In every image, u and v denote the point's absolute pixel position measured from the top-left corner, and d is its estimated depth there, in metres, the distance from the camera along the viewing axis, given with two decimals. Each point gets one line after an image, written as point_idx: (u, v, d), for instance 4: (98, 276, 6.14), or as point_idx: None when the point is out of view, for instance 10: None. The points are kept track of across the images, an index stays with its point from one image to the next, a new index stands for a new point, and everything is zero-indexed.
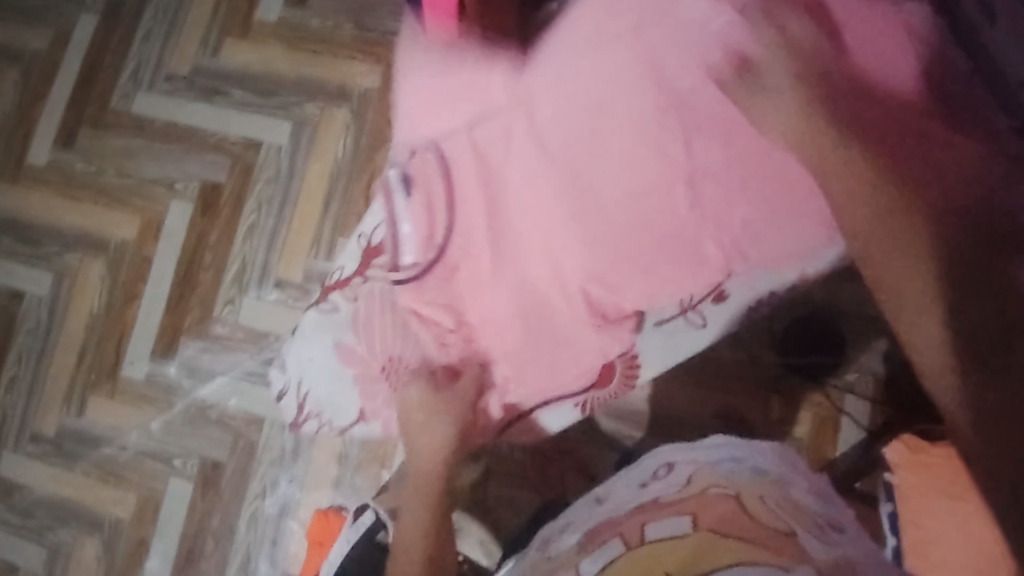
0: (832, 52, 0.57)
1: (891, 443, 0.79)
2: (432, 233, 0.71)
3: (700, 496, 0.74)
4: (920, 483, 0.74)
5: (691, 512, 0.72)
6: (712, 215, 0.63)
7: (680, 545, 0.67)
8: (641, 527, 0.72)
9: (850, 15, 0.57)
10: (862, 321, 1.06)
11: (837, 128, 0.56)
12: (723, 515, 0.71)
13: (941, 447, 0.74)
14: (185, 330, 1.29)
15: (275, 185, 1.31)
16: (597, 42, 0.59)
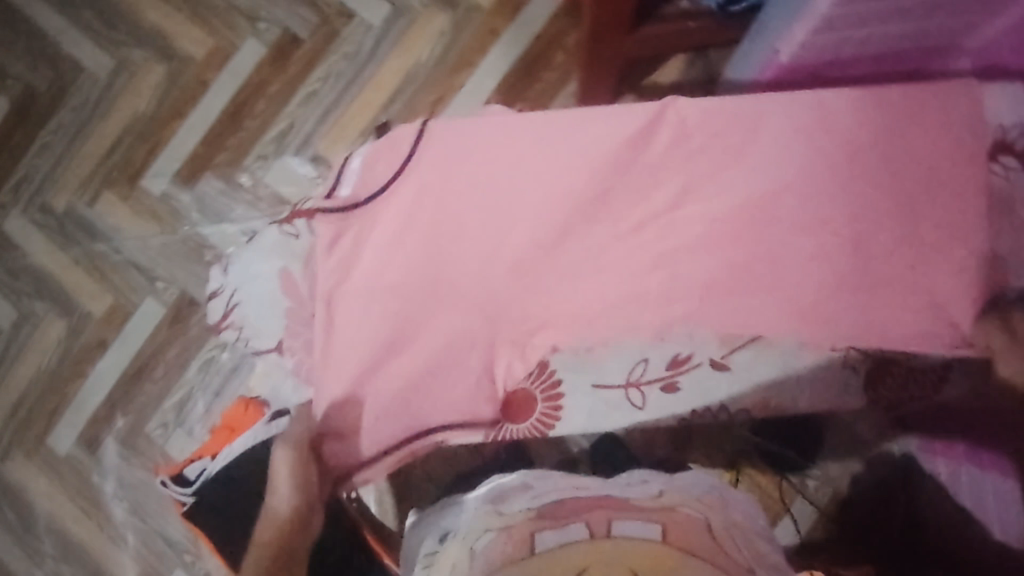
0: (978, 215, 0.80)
1: (696, 532, 0.72)
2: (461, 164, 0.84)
3: (670, 513, 0.75)
4: (681, 537, 0.70)
5: (658, 519, 0.73)
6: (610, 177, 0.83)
7: (637, 551, 0.67)
8: (608, 522, 0.71)
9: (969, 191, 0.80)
10: (851, 440, 1.09)
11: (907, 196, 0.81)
12: (689, 531, 0.72)
13: (720, 541, 0.72)
14: (212, 166, 1.33)
15: (349, 62, 1.32)
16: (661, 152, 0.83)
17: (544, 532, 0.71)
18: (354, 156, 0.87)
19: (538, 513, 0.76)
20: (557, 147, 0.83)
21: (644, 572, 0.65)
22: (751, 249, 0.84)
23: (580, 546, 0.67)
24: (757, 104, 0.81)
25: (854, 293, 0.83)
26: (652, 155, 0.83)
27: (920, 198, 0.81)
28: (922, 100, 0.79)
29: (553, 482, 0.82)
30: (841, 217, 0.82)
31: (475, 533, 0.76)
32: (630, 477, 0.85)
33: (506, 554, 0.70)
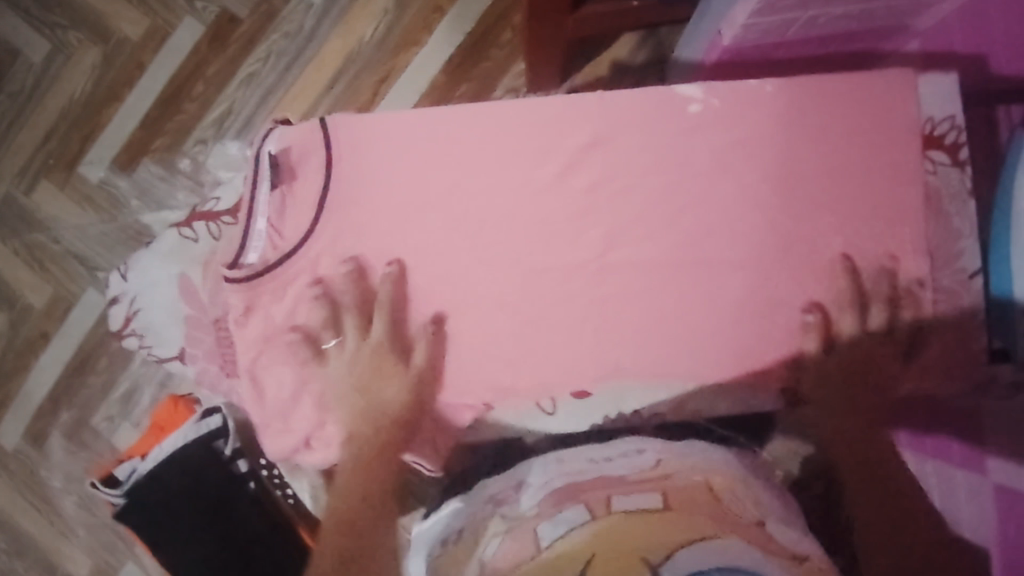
0: (951, 230, 0.68)
1: (702, 491, 0.56)
2: (343, 186, 0.66)
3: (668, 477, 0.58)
4: (693, 505, 0.54)
5: (660, 488, 0.56)
6: (540, 201, 0.66)
7: (643, 522, 0.51)
8: (607, 499, 0.55)
9: (940, 204, 0.68)
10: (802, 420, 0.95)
11: (883, 212, 0.67)
12: (694, 497, 0.55)
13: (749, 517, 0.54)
14: (151, 152, 1.27)
15: (290, 42, 1.26)
16: (597, 165, 0.67)
17: (544, 527, 0.54)
18: (258, 216, 0.65)
19: (540, 512, 0.58)
20: (470, 165, 0.66)
21: (648, 539, 0.49)
22: (723, 275, 0.66)
23: (585, 530, 0.51)
24: (661, 95, 0.67)
25: (848, 338, 0.67)
26: (578, 174, 0.66)
27: (881, 210, 0.67)
28: (853, 87, 0.67)
29: (552, 473, 0.63)
30: (807, 233, 0.67)
31: (479, 542, 0.59)
32: (625, 443, 0.65)
33: (507, 560, 0.53)
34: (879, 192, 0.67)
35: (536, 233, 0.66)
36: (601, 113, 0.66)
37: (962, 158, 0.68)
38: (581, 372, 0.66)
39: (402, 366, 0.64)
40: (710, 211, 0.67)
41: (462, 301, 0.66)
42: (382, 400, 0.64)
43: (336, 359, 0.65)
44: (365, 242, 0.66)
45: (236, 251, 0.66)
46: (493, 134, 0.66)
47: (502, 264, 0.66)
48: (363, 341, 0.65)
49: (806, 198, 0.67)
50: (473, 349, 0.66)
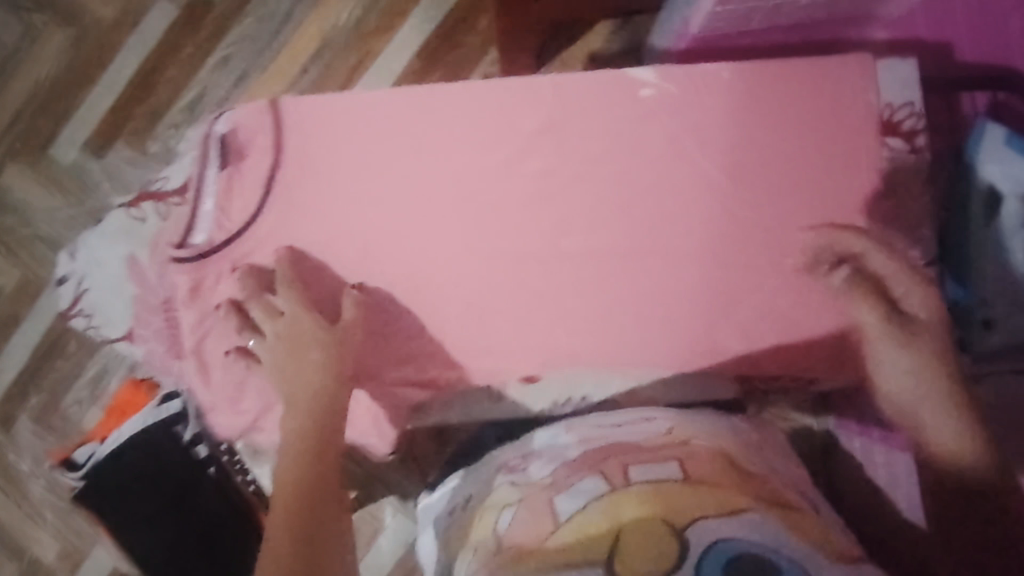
0: (909, 218, 0.67)
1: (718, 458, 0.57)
2: (292, 166, 0.65)
3: (685, 446, 0.59)
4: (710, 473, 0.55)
5: (677, 457, 0.57)
6: (488, 185, 0.66)
7: (663, 495, 0.53)
8: (623, 468, 0.56)
9: (898, 192, 0.67)
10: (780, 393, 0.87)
11: (838, 199, 0.67)
12: (712, 465, 0.57)
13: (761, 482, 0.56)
14: (123, 136, 1.24)
15: (263, 25, 1.22)
16: (548, 149, 0.66)
17: (560, 499, 0.56)
18: (206, 196, 0.65)
19: (554, 479, 0.59)
20: (419, 148, 0.65)
21: (672, 507, 0.52)
22: (674, 263, 0.66)
23: (603, 503, 0.53)
24: (614, 79, 0.66)
25: (795, 323, 0.67)
26: (528, 158, 0.66)
27: (834, 198, 0.67)
28: (808, 73, 0.67)
29: (565, 443, 0.63)
30: (759, 221, 0.66)
31: (488, 514, 0.60)
32: (632, 414, 0.65)
33: (524, 533, 0.54)
34: (833, 178, 0.67)
35: (486, 217, 0.66)
36: (553, 96, 0.66)
37: (919, 144, 0.66)
38: (525, 357, 0.67)
39: (324, 325, 0.63)
40: (663, 197, 0.66)
41: (412, 281, 0.66)
42: (309, 368, 0.62)
43: (263, 351, 0.64)
44: (311, 223, 0.65)
45: (184, 232, 0.65)
46: (441, 115, 0.65)
47: (451, 247, 0.65)
48: (277, 321, 0.63)
49: (760, 185, 0.66)
50: (422, 326, 0.67)
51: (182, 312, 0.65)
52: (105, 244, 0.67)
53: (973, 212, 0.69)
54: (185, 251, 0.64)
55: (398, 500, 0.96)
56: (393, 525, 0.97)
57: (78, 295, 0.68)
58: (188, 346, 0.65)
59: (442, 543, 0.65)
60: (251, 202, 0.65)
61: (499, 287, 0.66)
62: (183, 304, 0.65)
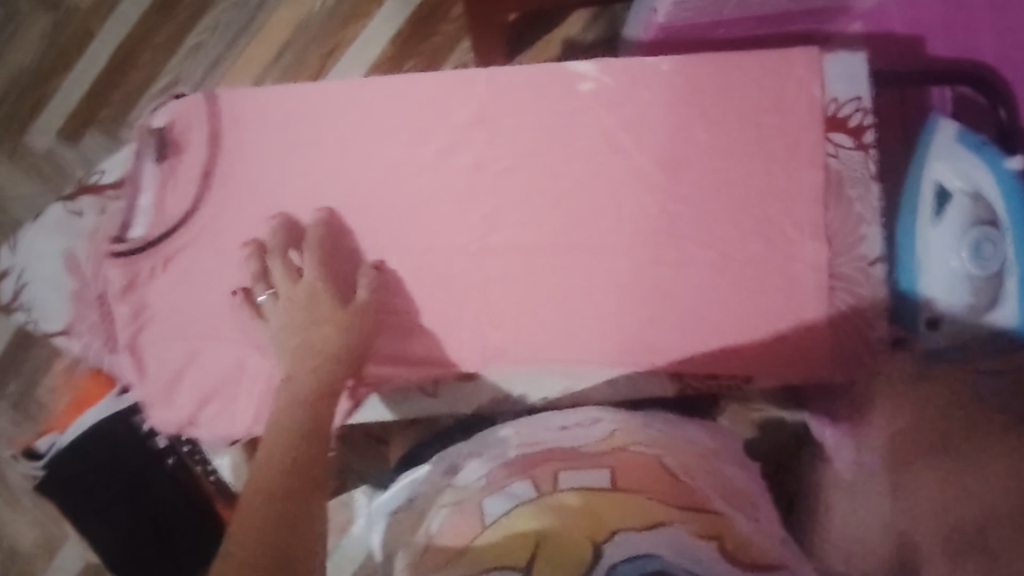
0: (854, 216, 0.65)
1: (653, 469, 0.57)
2: (227, 161, 0.65)
3: (620, 452, 0.59)
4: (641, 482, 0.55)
5: (609, 466, 0.57)
6: (425, 180, 0.65)
7: (586, 501, 0.53)
8: (554, 474, 0.56)
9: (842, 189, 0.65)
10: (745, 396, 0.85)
11: (782, 196, 0.65)
12: (646, 473, 0.56)
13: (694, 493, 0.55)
14: (97, 122, 1.19)
15: (237, 12, 1.17)
16: (485, 143, 0.65)
17: (489, 501, 0.56)
18: (144, 191, 0.65)
19: (487, 483, 0.59)
20: (355, 142, 0.64)
21: (593, 520, 0.50)
22: (608, 261, 0.65)
23: (526, 507, 0.53)
24: (551, 71, 0.65)
25: (743, 323, 0.65)
26: (463, 152, 0.65)
27: (779, 194, 0.65)
28: (752, 67, 0.66)
29: (509, 444, 0.64)
30: (698, 218, 0.65)
31: (429, 511, 0.62)
32: (583, 415, 0.65)
33: (452, 535, 0.55)
34: (777, 174, 0.65)
35: (422, 212, 0.65)
36: (486, 90, 0.64)
37: (867, 142, 0.66)
38: (459, 356, 0.65)
39: (339, 305, 0.61)
40: (599, 194, 0.65)
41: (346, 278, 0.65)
42: (319, 339, 0.59)
43: (270, 308, 0.61)
44: (244, 218, 0.64)
45: (122, 224, 0.65)
46: (377, 109, 0.64)
47: (386, 243, 0.65)
48: (294, 284, 0.61)
49: (701, 181, 0.65)
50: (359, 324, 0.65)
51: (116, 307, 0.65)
52: (43, 239, 0.67)
53: (921, 208, 0.67)
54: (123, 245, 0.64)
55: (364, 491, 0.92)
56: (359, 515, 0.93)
57: (16, 290, 0.68)
58: (123, 341, 0.65)
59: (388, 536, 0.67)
60: (186, 197, 0.64)
61: (435, 285, 0.65)
62: (118, 298, 0.65)
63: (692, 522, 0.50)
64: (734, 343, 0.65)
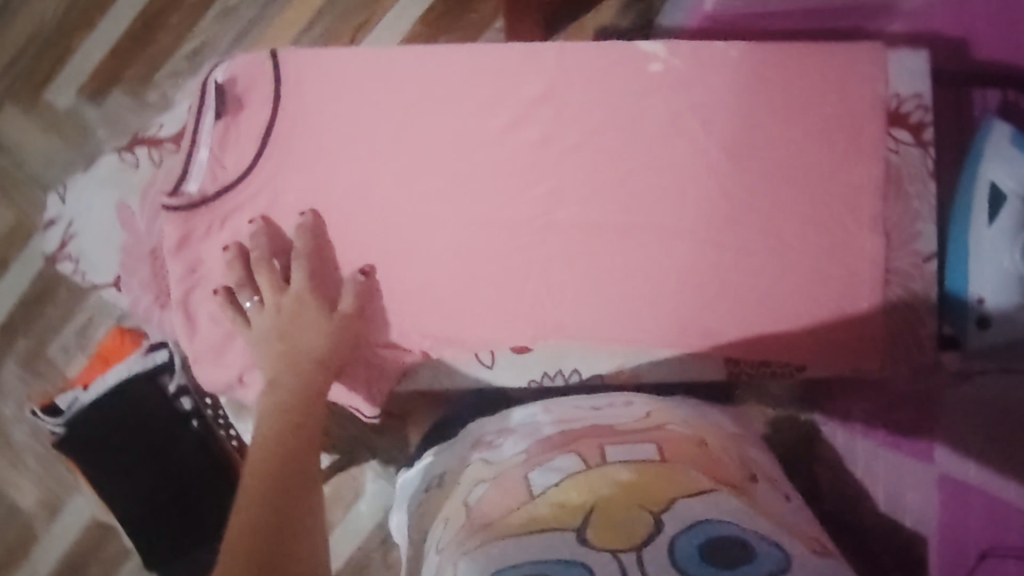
0: (911, 211, 0.66)
1: (695, 448, 0.56)
2: (292, 120, 0.64)
3: (659, 430, 0.58)
4: (687, 456, 0.54)
5: (654, 440, 0.55)
6: (488, 151, 0.64)
7: (639, 471, 0.51)
8: (600, 448, 0.54)
9: (899, 184, 0.66)
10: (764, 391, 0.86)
11: (841, 188, 0.65)
12: (687, 450, 0.55)
13: (734, 473, 0.54)
14: (123, 82, 1.03)
15: None
16: (553, 119, 0.64)
17: (533, 474, 0.53)
18: (201, 145, 0.63)
19: (529, 456, 0.56)
20: (422, 109, 0.64)
21: (649, 495, 0.47)
22: (666, 244, 0.65)
23: (574, 479, 0.51)
24: (624, 50, 0.65)
25: (792, 310, 0.66)
26: (530, 126, 0.64)
27: (838, 186, 0.65)
28: (818, 57, 0.66)
29: (541, 423, 0.62)
30: (758, 205, 0.65)
31: (461, 488, 0.59)
32: (610, 399, 0.66)
33: (493, 506, 0.52)
34: (836, 166, 0.65)
35: (483, 183, 0.64)
36: (555, 65, 0.64)
37: (926, 138, 0.66)
38: (513, 329, 0.65)
39: (325, 313, 0.64)
40: (661, 175, 0.65)
41: (402, 246, 0.65)
42: (303, 344, 0.63)
43: (257, 318, 0.64)
44: (305, 181, 0.64)
45: (179, 179, 0.64)
46: (447, 77, 0.64)
47: (445, 211, 0.64)
48: (280, 294, 0.64)
49: (763, 168, 0.65)
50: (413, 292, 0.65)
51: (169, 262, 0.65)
52: (96, 190, 0.67)
53: (977, 210, 0.66)
54: (180, 196, 0.63)
55: (379, 466, 0.93)
56: (373, 490, 0.94)
57: (68, 239, 0.69)
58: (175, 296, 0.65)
59: (416, 524, 0.64)
60: (247, 154, 0.64)
61: (491, 257, 0.65)
62: (171, 252, 0.64)
63: (743, 495, 0.50)
64: (781, 329, 0.66)
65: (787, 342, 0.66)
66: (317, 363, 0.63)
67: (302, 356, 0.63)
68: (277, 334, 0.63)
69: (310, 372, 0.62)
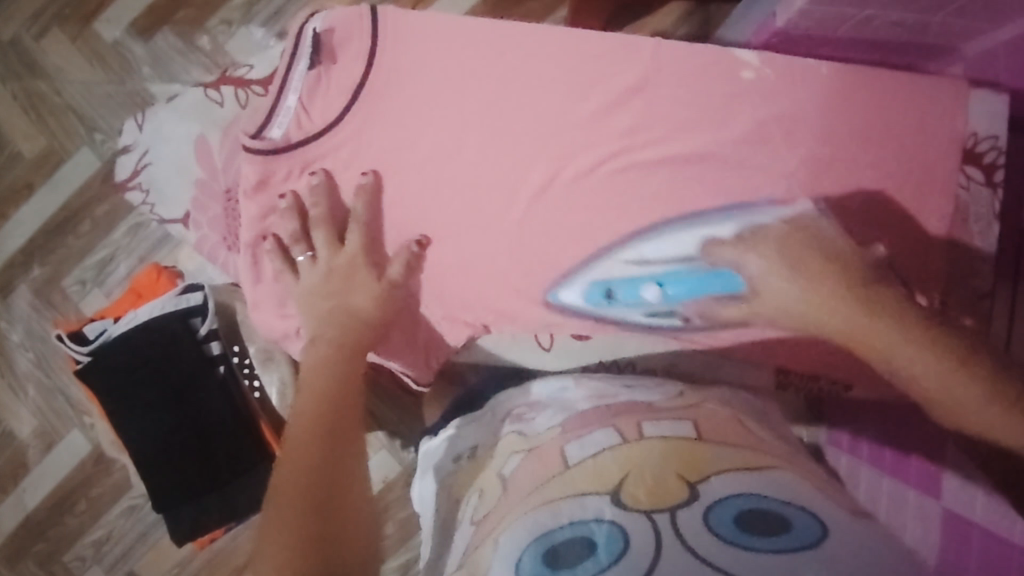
0: (975, 250, 0.67)
1: (732, 424, 0.56)
2: (383, 80, 0.64)
3: (695, 409, 0.58)
4: (724, 431, 0.54)
5: (692, 419, 0.56)
6: (570, 136, 0.65)
7: (679, 447, 0.51)
8: (637, 424, 0.55)
9: (962, 226, 0.67)
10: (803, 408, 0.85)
11: (907, 217, 0.66)
12: (725, 427, 0.56)
13: (772, 449, 0.55)
14: (174, 21, 1.00)
15: None
16: (639, 114, 0.65)
17: (569, 447, 0.53)
18: (290, 91, 0.64)
19: (565, 430, 0.56)
20: (510, 85, 0.64)
21: (688, 465, 0.48)
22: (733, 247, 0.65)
23: (614, 450, 0.51)
24: (716, 55, 0.66)
25: None
26: (614, 117, 0.65)
27: (906, 213, 0.66)
28: (907, 87, 0.67)
29: (573, 398, 0.63)
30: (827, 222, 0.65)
31: (497, 458, 0.59)
32: (641, 379, 0.66)
33: (531, 476, 0.52)
34: (905, 197, 0.66)
35: (558, 167, 0.65)
36: (651, 58, 0.65)
37: (997, 180, 0.66)
38: (572, 309, 0.67)
39: (374, 278, 0.64)
40: (738, 181, 0.65)
41: (469, 219, 0.65)
42: (353, 306, 0.63)
43: (308, 272, 0.64)
44: (384, 142, 0.64)
45: (261, 124, 0.64)
46: (540, 57, 0.65)
47: (519, 189, 0.65)
48: (336, 253, 0.64)
49: (833, 190, 0.66)
50: (474, 261, 0.65)
51: (243, 205, 0.66)
52: (177, 123, 0.69)
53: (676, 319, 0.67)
54: (263, 139, 0.64)
55: (385, 438, 0.93)
56: (378, 459, 0.94)
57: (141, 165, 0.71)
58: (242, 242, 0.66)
59: (446, 499, 0.62)
60: (334, 108, 0.64)
61: (559, 239, 0.65)
62: (247, 195, 0.65)
63: (795, 477, 0.49)
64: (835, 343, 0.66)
65: (830, 355, 0.66)
66: (373, 328, 0.64)
67: (357, 320, 0.63)
68: (332, 291, 0.63)
69: (364, 337, 0.63)
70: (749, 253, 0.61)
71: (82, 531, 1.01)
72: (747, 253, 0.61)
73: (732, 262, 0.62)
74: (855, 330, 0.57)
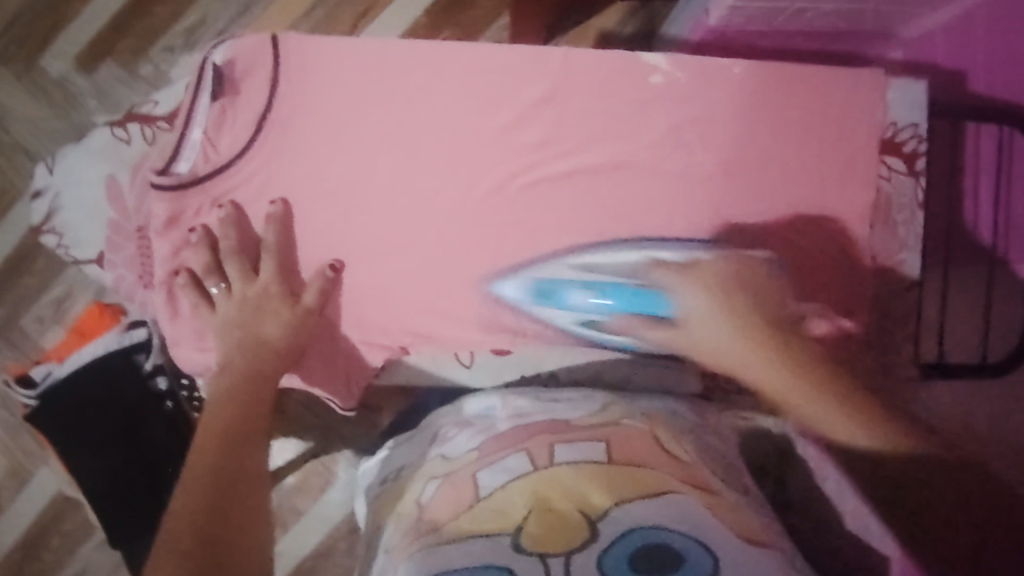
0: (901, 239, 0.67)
1: (650, 440, 0.55)
2: (289, 107, 0.64)
3: (613, 424, 0.56)
4: (638, 449, 0.53)
5: (606, 437, 0.54)
6: (481, 151, 0.64)
7: (590, 471, 0.49)
8: (549, 445, 0.53)
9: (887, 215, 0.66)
10: None
11: (829, 211, 0.66)
12: (640, 443, 0.54)
13: (687, 465, 0.53)
14: (116, 52, 0.99)
15: None
16: (550, 124, 0.64)
17: (482, 474, 0.51)
18: (195, 125, 0.64)
19: (482, 454, 0.54)
20: (416, 104, 0.64)
21: (590, 495, 0.46)
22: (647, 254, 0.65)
23: (523, 479, 0.49)
24: (625, 60, 0.65)
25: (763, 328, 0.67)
26: (523, 130, 0.64)
27: (827, 206, 0.66)
28: (823, 79, 0.66)
29: (497, 418, 0.61)
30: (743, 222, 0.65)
31: (415, 483, 0.57)
32: (568, 392, 0.65)
33: (444, 508, 0.50)
34: (825, 190, 0.66)
35: (470, 183, 0.64)
36: (560, 68, 0.64)
37: (918, 168, 0.66)
38: (493, 326, 0.66)
39: (289, 306, 0.64)
40: (654, 186, 0.65)
41: (386, 241, 0.64)
42: (265, 336, 0.62)
43: (222, 304, 0.64)
44: (295, 170, 0.64)
45: (170, 164, 0.65)
46: (445, 73, 0.64)
47: (433, 208, 0.64)
48: (249, 285, 0.64)
49: (750, 189, 0.65)
50: (393, 284, 0.65)
51: (157, 242, 0.65)
52: (90, 164, 0.69)
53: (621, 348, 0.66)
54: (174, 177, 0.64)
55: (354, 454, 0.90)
56: (344, 478, 0.92)
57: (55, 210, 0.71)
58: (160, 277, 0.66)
59: (371, 522, 0.60)
60: (242, 139, 0.64)
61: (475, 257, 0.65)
62: (162, 232, 0.65)
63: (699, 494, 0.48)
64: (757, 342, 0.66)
65: None
66: (288, 358, 0.63)
67: (271, 351, 0.62)
68: (245, 325, 0.63)
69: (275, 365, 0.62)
70: (687, 281, 0.62)
71: (57, 567, 1.01)
72: (685, 284, 0.61)
73: (667, 285, 0.62)
74: (734, 357, 0.58)
